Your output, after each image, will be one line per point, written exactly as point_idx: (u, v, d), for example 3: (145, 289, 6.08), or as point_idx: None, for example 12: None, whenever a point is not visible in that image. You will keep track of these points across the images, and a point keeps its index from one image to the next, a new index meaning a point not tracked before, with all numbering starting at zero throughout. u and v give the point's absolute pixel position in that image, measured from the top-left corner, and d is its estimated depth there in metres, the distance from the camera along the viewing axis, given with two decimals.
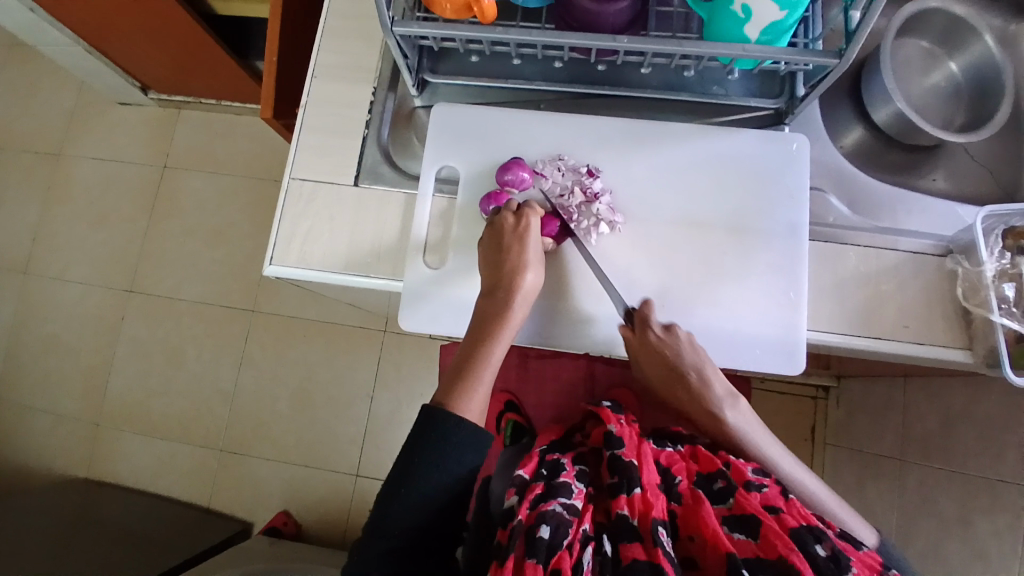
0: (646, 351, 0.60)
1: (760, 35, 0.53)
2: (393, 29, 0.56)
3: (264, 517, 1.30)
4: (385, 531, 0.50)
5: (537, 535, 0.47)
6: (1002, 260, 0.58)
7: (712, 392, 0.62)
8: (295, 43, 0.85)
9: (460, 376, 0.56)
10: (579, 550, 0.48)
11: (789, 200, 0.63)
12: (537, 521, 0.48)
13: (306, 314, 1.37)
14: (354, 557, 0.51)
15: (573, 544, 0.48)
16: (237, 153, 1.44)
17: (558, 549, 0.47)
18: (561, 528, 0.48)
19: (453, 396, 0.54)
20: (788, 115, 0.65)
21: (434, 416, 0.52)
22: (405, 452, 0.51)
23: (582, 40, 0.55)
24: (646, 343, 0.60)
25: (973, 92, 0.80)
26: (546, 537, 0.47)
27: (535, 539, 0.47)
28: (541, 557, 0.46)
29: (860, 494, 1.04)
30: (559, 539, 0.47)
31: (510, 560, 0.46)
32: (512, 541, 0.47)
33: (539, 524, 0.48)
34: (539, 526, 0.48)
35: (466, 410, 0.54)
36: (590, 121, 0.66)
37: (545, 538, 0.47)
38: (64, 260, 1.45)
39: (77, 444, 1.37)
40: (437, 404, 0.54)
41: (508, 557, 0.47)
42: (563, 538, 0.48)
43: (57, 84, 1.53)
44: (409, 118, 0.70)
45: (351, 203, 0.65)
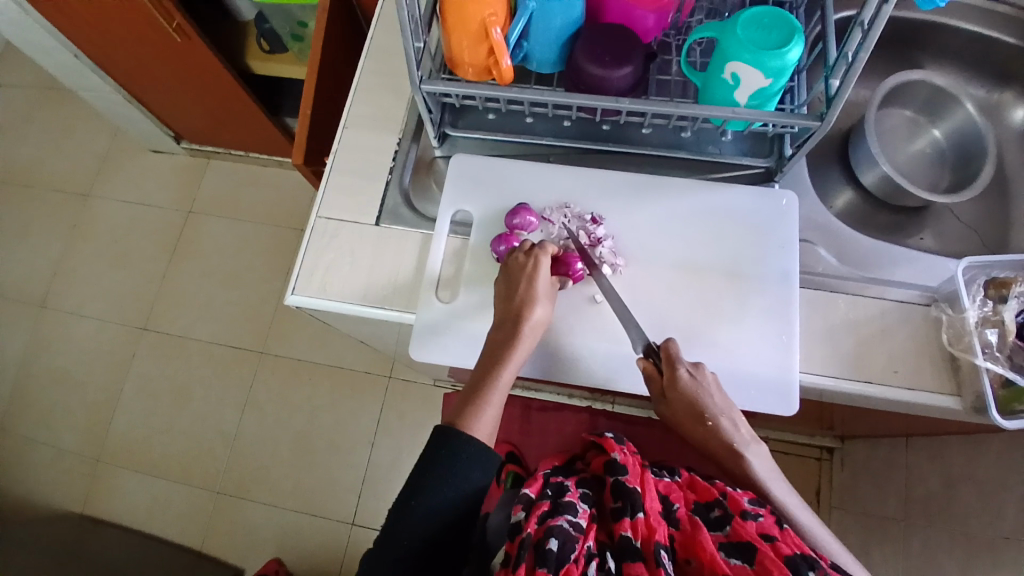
0: (675, 391, 0.60)
1: (749, 99, 0.59)
2: (420, 86, 0.63)
3: (254, 564, 1.27)
4: (394, 539, 0.54)
5: (547, 547, 0.49)
6: (985, 307, 0.62)
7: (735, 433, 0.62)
8: (326, 100, 0.93)
9: (469, 400, 0.59)
10: (585, 564, 0.50)
11: (780, 250, 0.68)
12: (545, 535, 0.50)
13: (314, 357, 1.40)
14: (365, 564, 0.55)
15: (581, 558, 0.50)
16: (260, 201, 1.52)
17: (567, 562, 0.49)
18: (569, 543, 0.50)
19: (460, 418, 0.58)
20: (778, 174, 0.71)
21: (446, 435, 0.56)
22: (418, 469, 0.56)
23: (588, 100, 0.61)
24: (676, 384, 0.59)
25: (956, 156, 0.87)
26: (555, 550, 0.49)
27: (545, 551, 0.49)
28: (552, 567, 0.48)
29: (865, 557, 1.02)
30: (566, 553, 0.49)
31: (522, 570, 0.49)
32: (522, 552, 0.50)
33: (549, 537, 0.50)
34: (549, 540, 0.50)
35: (476, 429, 0.58)
36: (596, 174, 0.72)
37: (555, 550, 0.49)
38: (84, 296, 1.50)
39: (75, 480, 1.37)
40: (449, 425, 0.58)
41: (520, 566, 0.49)
42: (572, 551, 0.50)
43: (97, 133, 1.63)
44: (429, 167, 0.77)
45: (371, 241, 0.70)
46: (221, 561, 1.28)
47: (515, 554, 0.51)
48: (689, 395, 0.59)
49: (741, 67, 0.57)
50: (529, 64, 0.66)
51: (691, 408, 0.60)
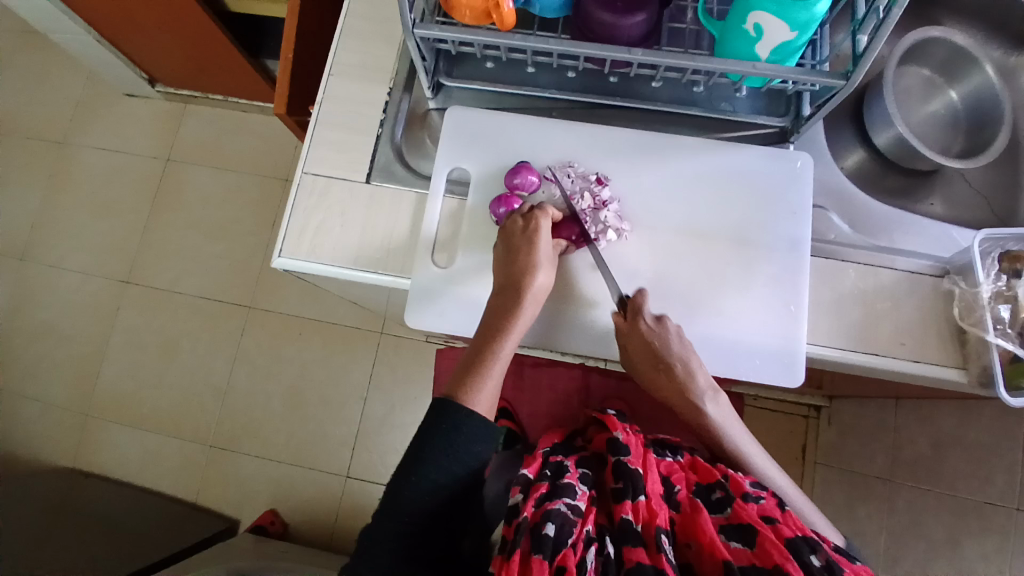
0: (637, 341, 0.61)
1: (770, 54, 0.55)
2: (413, 32, 0.57)
3: (249, 516, 1.28)
4: (395, 514, 0.53)
5: (543, 532, 0.49)
6: (998, 282, 0.60)
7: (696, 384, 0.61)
8: (310, 43, 0.86)
9: (470, 371, 0.58)
10: (583, 550, 0.49)
11: (792, 216, 0.65)
12: (542, 519, 0.50)
13: (303, 313, 1.37)
14: (364, 540, 0.54)
15: (578, 544, 0.50)
16: (242, 150, 1.45)
17: (563, 547, 0.48)
18: (567, 527, 0.50)
19: (462, 389, 0.56)
20: (793, 134, 0.67)
21: (446, 409, 0.55)
22: (417, 441, 0.54)
23: (596, 51, 0.56)
24: (638, 333, 0.60)
25: (971, 120, 0.83)
26: (552, 535, 0.49)
27: (542, 536, 0.48)
28: (547, 553, 0.47)
29: (849, 513, 1.05)
30: (563, 537, 0.49)
31: (518, 555, 0.48)
32: (519, 536, 0.49)
33: (545, 522, 0.50)
34: (545, 524, 0.49)
35: (477, 402, 0.56)
36: (601, 130, 0.67)
37: (551, 535, 0.48)
38: (62, 248, 1.45)
39: (65, 433, 1.36)
40: (447, 397, 0.56)
41: (516, 552, 0.49)
42: (568, 536, 0.49)
43: (66, 73, 1.53)
44: (423, 120, 0.72)
45: (363, 199, 0.66)
46: (216, 512, 1.29)
47: (512, 537, 0.51)
48: (650, 345, 0.60)
49: (765, 19, 0.52)
50: (532, 8, 0.60)
51: (653, 359, 0.60)
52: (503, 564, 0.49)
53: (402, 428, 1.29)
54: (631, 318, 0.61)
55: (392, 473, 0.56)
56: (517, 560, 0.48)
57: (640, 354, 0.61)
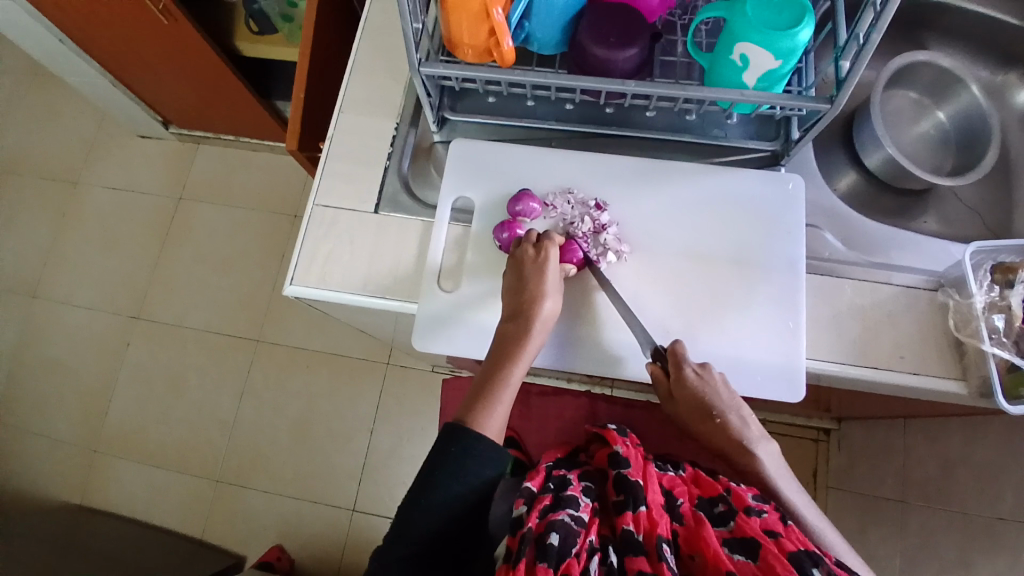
0: (682, 389, 0.60)
1: (757, 81, 0.58)
2: (419, 69, 0.61)
3: (255, 551, 1.27)
4: (403, 537, 0.54)
5: (548, 541, 0.49)
6: (992, 293, 0.61)
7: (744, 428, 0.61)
8: (320, 83, 0.90)
9: (478, 398, 0.59)
10: (587, 559, 0.50)
11: (786, 235, 0.67)
12: (546, 529, 0.50)
13: (311, 345, 1.38)
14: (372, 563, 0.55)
15: (582, 553, 0.50)
16: (252, 187, 1.49)
17: (568, 556, 0.49)
18: (570, 538, 0.50)
19: (471, 416, 0.58)
20: (784, 157, 0.70)
21: (455, 434, 0.56)
22: (429, 466, 0.55)
23: (592, 82, 0.59)
24: (682, 382, 0.60)
25: (960, 140, 0.86)
26: (556, 545, 0.49)
27: (546, 545, 0.49)
28: (553, 562, 0.48)
29: (862, 536, 1.04)
30: (568, 547, 0.49)
31: (522, 564, 0.48)
32: (523, 547, 0.49)
33: (549, 531, 0.50)
34: (549, 534, 0.50)
35: (486, 428, 0.57)
36: (600, 157, 0.70)
37: (556, 544, 0.49)
38: (75, 285, 1.48)
39: (72, 469, 1.36)
40: (457, 423, 0.58)
41: (519, 562, 0.49)
42: (572, 546, 0.50)
43: (83, 117, 1.59)
44: (428, 152, 0.75)
45: (372, 228, 0.69)
46: (222, 548, 1.28)
47: (516, 548, 0.50)
48: (697, 392, 0.60)
49: (750, 49, 0.55)
50: (531, 45, 0.64)
51: (699, 407, 0.60)
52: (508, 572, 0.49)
53: (409, 458, 1.29)
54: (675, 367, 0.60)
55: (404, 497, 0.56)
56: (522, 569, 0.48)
57: (685, 401, 0.60)
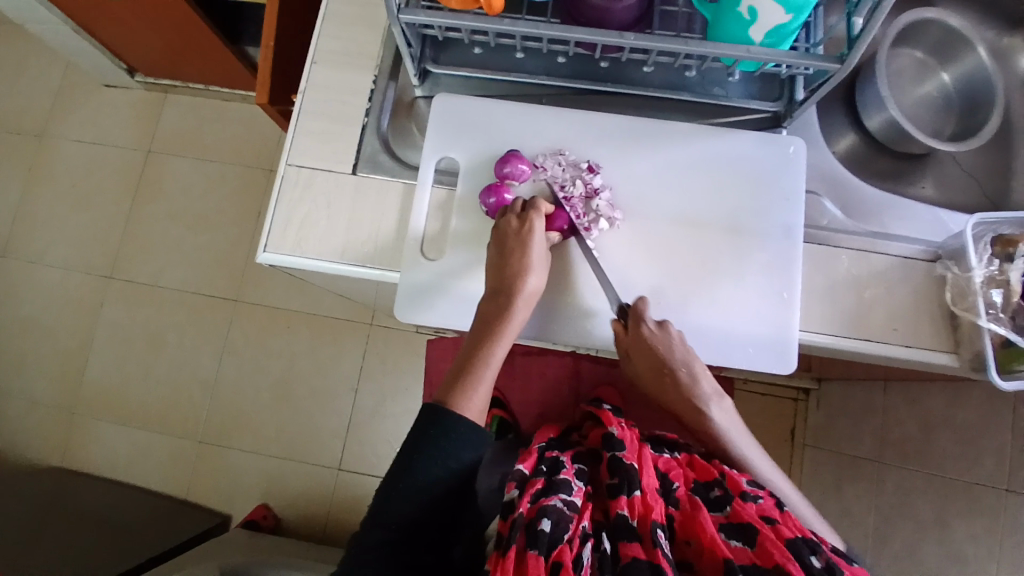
0: (639, 346, 0.60)
1: (764, 38, 0.54)
2: (398, 17, 0.55)
3: (241, 508, 1.28)
4: (383, 521, 0.53)
5: (539, 528, 0.48)
6: (991, 267, 0.59)
7: (700, 388, 0.63)
8: (293, 28, 0.83)
9: (460, 377, 0.57)
10: (578, 546, 0.49)
11: (785, 202, 0.64)
12: (538, 515, 0.49)
13: (291, 305, 1.35)
14: (352, 548, 0.54)
15: (574, 539, 0.49)
16: (224, 140, 1.41)
17: (559, 543, 0.48)
18: (562, 523, 0.49)
19: (454, 396, 0.56)
20: (787, 118, 0.66)
21: (437, 414, 0.54)
22: (409, 447, 0.54)
23: (588, 35, 0.54)
24: (640, 339, 0.60)
25: (962, 103, 0.83)
26: (548, 531, 0.48)
27: (537, 532, 0.48)
28: (543, 549, 0.47)
29: (838, 495, 1.07)
30: (560, 533, 0.49)
31: (513, 551, 0.47)
32: (513, 533, 0.49)
33: (541, 518, 0.49)
34: (541, 520, 0.49)
35: (467, 408, 0.56)
36: (593, 116, 0.66)
37: (547, 531, 0.48)
38: (42, 243, 1.41)
39: (51, 431, 1.34)
40: (438, 402, 0.56)
41: (511, 548, 0.48)
42: (564, 532, 0.49)
43: (39, 61, 1.48)
44: (409, 108, 0.70)
45: (349, 191, 0.65)
46: (208, 507, 1.28)
47: (507, 534, 0.50)
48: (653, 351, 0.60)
49: (760, 1, 0.51)
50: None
51: (653, 363, 0.61)
52: (498, 561, 0.48)
53: (393, 419, 1.29)
54: (634, 324, 0.60)
55: (385, 479, 0.55)
56: (512, 558, 0.47)
57: (641, 357, 0.61)
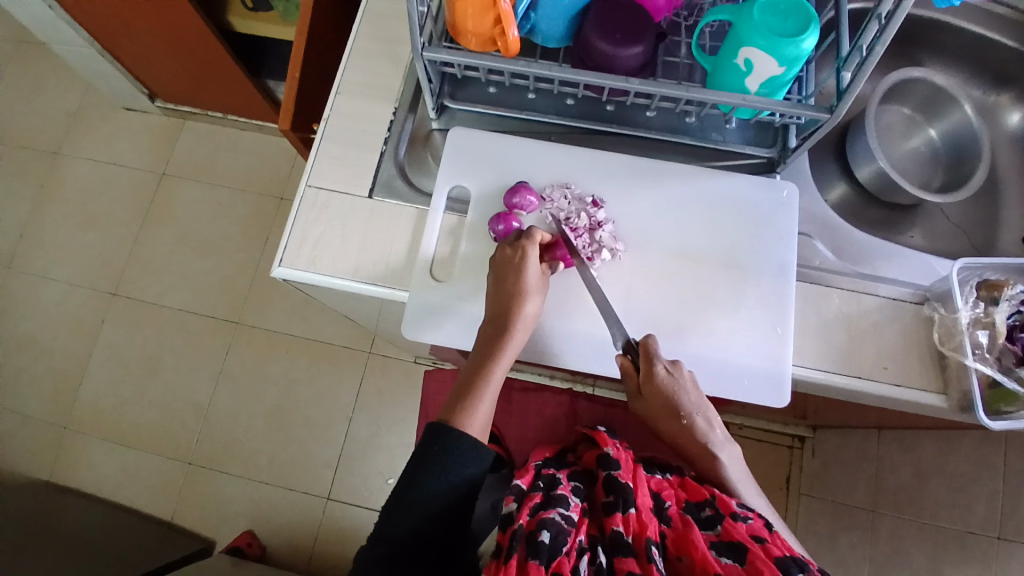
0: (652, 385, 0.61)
1: (760, 87, 0.58)
2: (422, 54, 0.60)
3: (225, 536, 1.25)
4: (384, 537, 0.54)
5: (539, 539, 0.50)
6: (976, 309, 0.62)
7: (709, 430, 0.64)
8: (317, 64, 0.89)
9: (462, 396, 0.58)
10: (577, 558, 0.51)
11: (779, 241, 0.67)
12: (538, 527, 0.51)
13: (292, 330, 1.36)
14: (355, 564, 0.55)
15: (572, 551, 0.51)
16: (238, 167, 1.46)
17: (558, 554, 0.49)
18: (561, 536, 0.51)
19: (456, 414, 0.57)
20: (779, 164, 0.70)
21: (439, 432, 0.56)
22: (411, 465, 0.55)
23: (597, 78, 0.59)
24: (653, 378, 0.60)
25: (949, 158, 0.87)
26: (547, 542, 0.50)
27: (537, 542, 0.49)
28: (544, 560, 0.49)
29: (832, 542, 1.06)
30: (558, 545, 0.50)
31: (515, 563, 0.48)
32: (514, 544, 0.50)
33: (540, 529, 0.50)
34: (540, 531, 0.50)
35: (469, 426, 0.57)
36: (598, 154, 0.70)
37: (547, 542, 0.49)
38: (51, 258, 1.43)
39: (40, 447, 1.32)
40: (442, 422, 0.57)
41: (512, 560, 0.49)
42: (563, 544, 0.50)
43: (66, 85, 1.54)
44: (425, 140, 0.74)
45: (364, 214, 0.68)
46: (192, 533, 1.25)
47: (507, 545, 0.51)
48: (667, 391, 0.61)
49: (755, 53, 0.55)
50: (534, 37, 0.63)
51: (668, 404, 0.61)
52: (500, 569, 0.49)
53: (386, 449, 1.28)
54: (647, 363, 0.61)
55: (387, 496, 0.56)
56: (514, 564, 0.48)
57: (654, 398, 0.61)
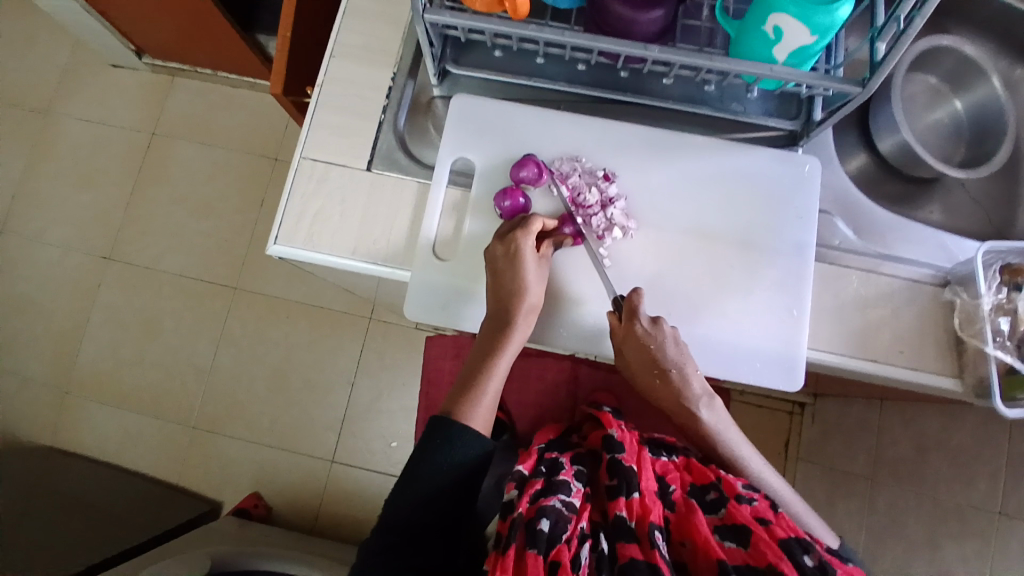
0: (631, 341, 0.59)
1: (788, 58, 0.54)
2: (423, 16, 0.55)
3: (232, 497, 1.27)
4: (386, 524, 0.53)
5: (538, 527, 0.49)
6: (999, 295, 0.60)
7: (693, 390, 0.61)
8: (311, 20, 0.83)
9: (466, 392, 0.58)
10: (578, 545, 0.50)
11: (798, 220, 0.65)
12: (537, 515, 0.50)
13: (291, 295, 1.34)
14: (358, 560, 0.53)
15: (573, 539, 0.50)
16: (232, 125, 1.41)
17: (557, 542, 0.49)
18: (561, 523, 0.50)
19: (459, 407, 0.56)
20: (802, 138, 0.66)
21: (442, 424, 0.55)
22: (415, 454, 0.55)
23: (613, 45, 0.55)
24: (632, 334, 0.59)
25: (973, 132, 0.83)
26: (546, 530, 0.49)
27: (536, 532, 0.49)
28: (542, 548, 0.48)
29: (829, 509, 1.08)
30: (558, 533, 0.49)
31: (512, 549, 0.48)
32: (512, 532, 0.49)
33: (539, 517, 0.50)
34: (539, 520, 0.50)
35: (472, 419, 0.56)
36: (611, 125, 0.66)
37: (546, 530, 0.49)
38: (43, 220, 1.40)
39: (44, 411, 1.33)
40: (445, 414, 0.56)
41: (510, 546, 0.48)
42: (563, 531, 0.50)
43: (48, 36, 1.47)
44: (427, 107, 0.70)
45: (364, 187, 0.65)
46: (199, 495, 1.28)
47: (507, 534, 0.50)
48: (644, 348, 0.59)
49: (785, 21, 0.51)
50: None
51: (647, 362, 0.60)
52: (497, 559, 0.48)
53: (389, 415, 1.29)
54: (626, 319, 0.59)
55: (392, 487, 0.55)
56: (512, 557, 0.47)
57: (634, 355, 0.60)
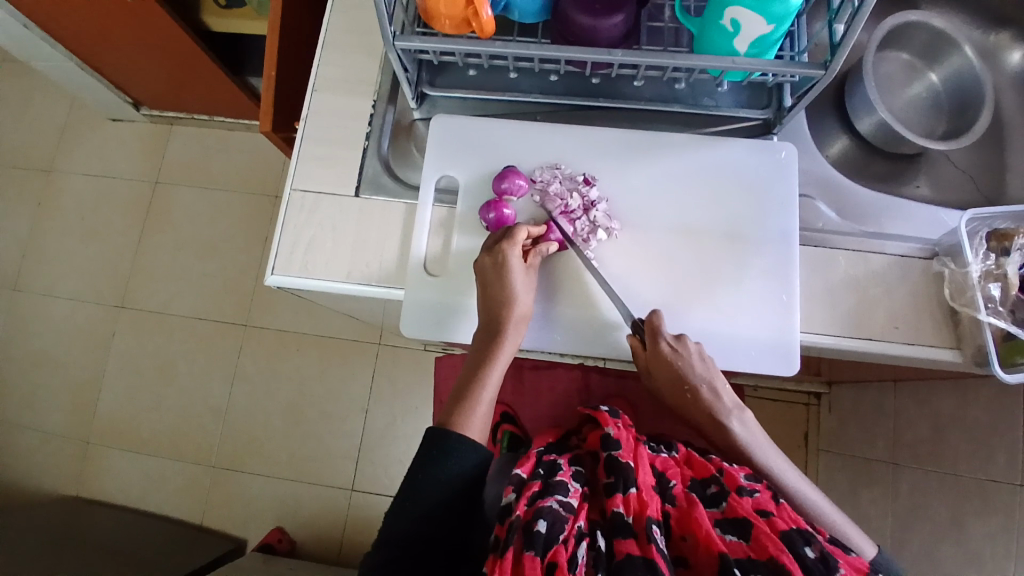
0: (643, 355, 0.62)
1: (749, 48, 0.56)
2: (394, 44, 0.57)
3: (255, 534, 1.28)
4: (385, 541, 0.53)
5: (535, 528, 0.49)
6: (988, 262, 0.60)
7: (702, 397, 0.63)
8: (294, 58, 0.86)
9: (460, 401, 0.58)
10: (575, 545, 0.50)
11: (780, 207, 0.65)
12: (534, 516, 0.50)
13: (299, 328, 1.37)
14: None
15: (570, 539, 0.50)
16: (230, 167, 1.44)
17: (554, 543, 0.48)
18: (558, 524, 0.50)
19: (455, 417, 0.57)
20: (776, 125, 0.68)
21: (439, 437, 0.55)
22: (413, 470, 0.55)
23: (578, 53, 0.56)
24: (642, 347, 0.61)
25: (953, 103, 0.84)
26: (543, 531, 0.49)
27: (533, 533, 0.48)
28: (539, 550, 0.47)
29: (854, 497, 1.06)
30: (555, 533, 0.49)
31: (510, 553, 0.48)
32: (511, 536, 0.49)
33: (537, 519, 0.50)
34: (537, 520, 0.50)
35: (468, 429, 0.57)
36: (587, 131, 0.68)
37: (543, 531, 0.48)
38: (55, 275, 1.44)
39: (66, 462, 1.35)
40: (442, 426, 0.57)
41: (508, 550, 0.48)
42: (560, 532, 0.50)
43: (51, 99, 1.53)
44: (409, 131, 0.72)
45: (354, 214, 0.66)
46: (223, 533, 1.28)
47: (504, 537, 0.50)
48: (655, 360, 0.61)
49: (741, 13, 0.52)
50: (511, 14, 0.60)
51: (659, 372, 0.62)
52: (495, 562, 0.48)
53: (405, 438, 1.29)
54: (652, 340, 0.60)
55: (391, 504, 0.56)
56: (509, 559, 0.47)
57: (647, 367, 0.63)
